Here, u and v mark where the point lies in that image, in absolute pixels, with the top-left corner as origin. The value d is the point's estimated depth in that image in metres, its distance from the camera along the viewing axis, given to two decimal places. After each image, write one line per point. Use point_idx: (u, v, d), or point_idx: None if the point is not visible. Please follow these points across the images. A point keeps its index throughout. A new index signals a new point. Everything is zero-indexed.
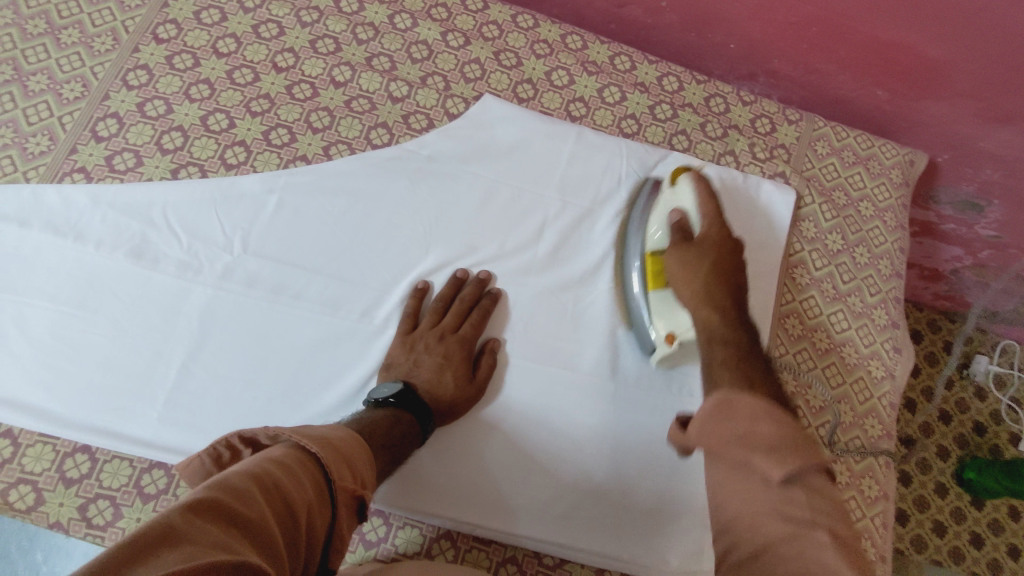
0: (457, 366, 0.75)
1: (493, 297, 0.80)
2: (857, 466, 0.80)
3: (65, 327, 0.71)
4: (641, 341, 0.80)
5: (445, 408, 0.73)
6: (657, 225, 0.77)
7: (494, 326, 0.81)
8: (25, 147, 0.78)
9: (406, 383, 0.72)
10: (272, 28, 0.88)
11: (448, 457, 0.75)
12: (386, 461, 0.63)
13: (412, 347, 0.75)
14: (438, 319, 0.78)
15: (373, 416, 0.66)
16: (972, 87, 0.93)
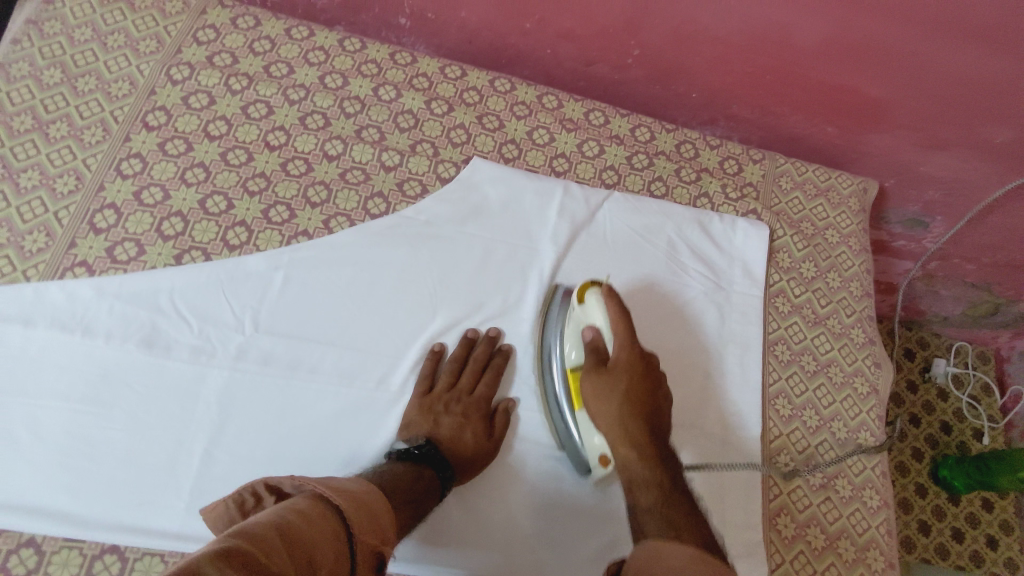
0: (476, 425, 0.78)
1: (504, 355, 0.83)
2: (857, 479, 0.86)
3: (81, 425, 0.71)
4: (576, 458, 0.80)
5: (465, 462, 0.75)
6: (571, 345, 0.78)
7: (504, 385, 0.83)
8: (21, 245, 0.77)
9: (428, 442, 0.74)
10: (261, 108, 0.90)
11: (465, 506, 0.77)
12: (408, 515, 0.64)
13: (430, 408, 0.78)
14: (455, 380, 0.80)
15: (394, 470, 0.68)
16: (910, 119, 1.03)
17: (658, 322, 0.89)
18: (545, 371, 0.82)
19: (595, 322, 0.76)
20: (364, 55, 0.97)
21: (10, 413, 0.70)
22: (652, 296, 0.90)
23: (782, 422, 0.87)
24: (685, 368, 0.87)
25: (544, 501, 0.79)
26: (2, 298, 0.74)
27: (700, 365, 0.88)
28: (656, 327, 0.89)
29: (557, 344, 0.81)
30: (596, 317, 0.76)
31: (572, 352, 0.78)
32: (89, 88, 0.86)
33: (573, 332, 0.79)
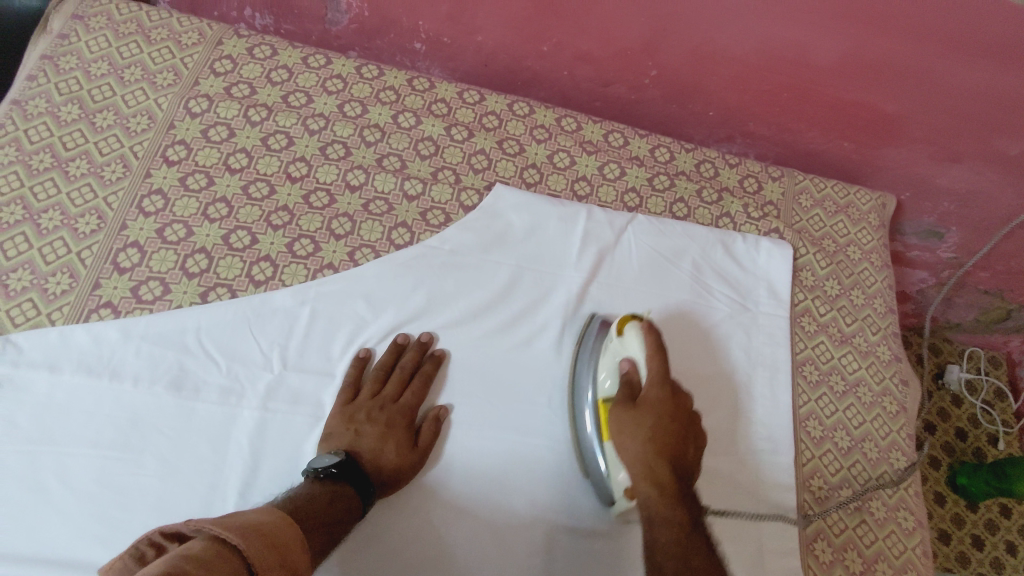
0: (400, 436, 0.75)
1: (436, 363, 0.81)
2: (891, 500, 0.85)
3: (111, 473, 0.69)
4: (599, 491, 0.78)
5: (387, 477, 0.73)
6: (606, 372, 0.77)
7: (434, 391, 0.81)
8: (45, 287, 0.75)
9: (348, 453, 0.71)
10: (281, 139, 0.89)
11: (389, 527, 0.74)
12: (323, 541, 0.62)
13: (352, 417, 0.75)
14: (379, 388, 0.78)
15: (312, 492, 0.66)
16: (925, 134, 1.02)
17: (687, 352, 0.88)
18: (574, 398, 0.81)
19: (630, 355, 0.75)
20: (382, 81, 0.96)
21: (37, 462, 0.68)
22: (679, 326, 0.89)
23: (814, 445, 0.87)
24: (711, 400, 0.86)
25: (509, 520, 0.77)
26: (27, 343, 0.72)
27: (726, 392, 0.87)
28: (682, 355, 0.88)
29: (590, 372, 0.80)
30: (633, 348, 0.75)
31: (606, 381, 0.77)
32: (107, 124, 0.85)
33: (609, 361, 0.78)
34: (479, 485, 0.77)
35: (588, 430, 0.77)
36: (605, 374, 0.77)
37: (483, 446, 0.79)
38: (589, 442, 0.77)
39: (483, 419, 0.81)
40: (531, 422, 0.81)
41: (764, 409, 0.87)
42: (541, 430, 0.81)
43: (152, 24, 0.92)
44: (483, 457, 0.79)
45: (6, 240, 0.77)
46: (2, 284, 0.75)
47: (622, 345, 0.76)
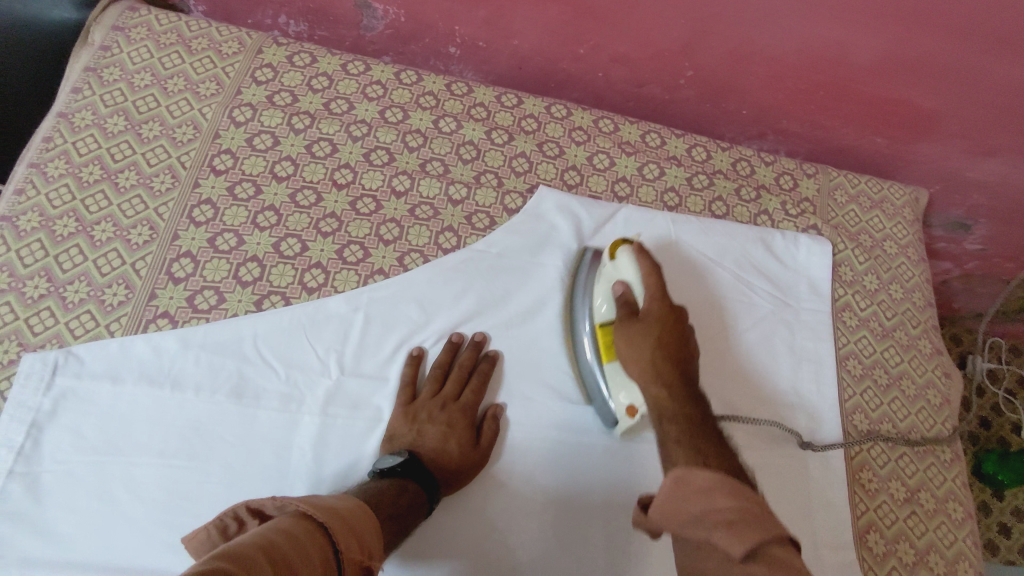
0: (461, 434, 0.76)
1: (490, 361, 0.82)
2: (939, 492, 0.86)
3: (178, 481, 0.70)
4: (603, 415, 0.81)
5: (448, 475, 0.74)
6: (602, 298, 0.80)
7: (492, 391, 0.82)
8: (102, 299, 0.76)
9: (411, 452, 0.72)
10: (325, 147, 0.89)
11: (446, 527, 0.75)
12: (392, 531, 0.62)
13: (415, 417, 0.76)
14: (439, 387, 0.79)
15: (379, 486, 0.67)
16: (959, 129, 1.03)
17: (681, 281, 0.92)
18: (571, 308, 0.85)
19: (625, 278, 0.78)
20: (421, 87, 0.96)
21: (104, 472, 0.69)
22: (677, 260, 0.93)
23: (862, 438, 0.88)
24: (710, 317, 0.90)
25: (561, 520, 0.78)
26: (88, 355, 0.73)
27: (727, 326, 0.90)
28: (679, 287, 0.91)
29: (586, 301, 0.83)
30: (626, 272, 0.78)
31: (602, 304, 0.80)
32: (154, 135, 0.85)
33: (604, 286, 0.81)
34: (529, 486, 0.79)
35: (588, 352, 0.81)
36: (600, 300, 0.81)
37: (537, 446, 0.80)
38: (592, 374, 0.81)
39: (540, 420, 0.81)
40: (586, 423, 0.82)
41: (808, 408, 0.88)
42: (595, 430, 0.82)
43: (192, 34, 0.92)
44: (537, 457, 0.80)
45: (61, 252, 0.77)
46: (60, 296, 0.75)
47: (615, 267, 0.80)
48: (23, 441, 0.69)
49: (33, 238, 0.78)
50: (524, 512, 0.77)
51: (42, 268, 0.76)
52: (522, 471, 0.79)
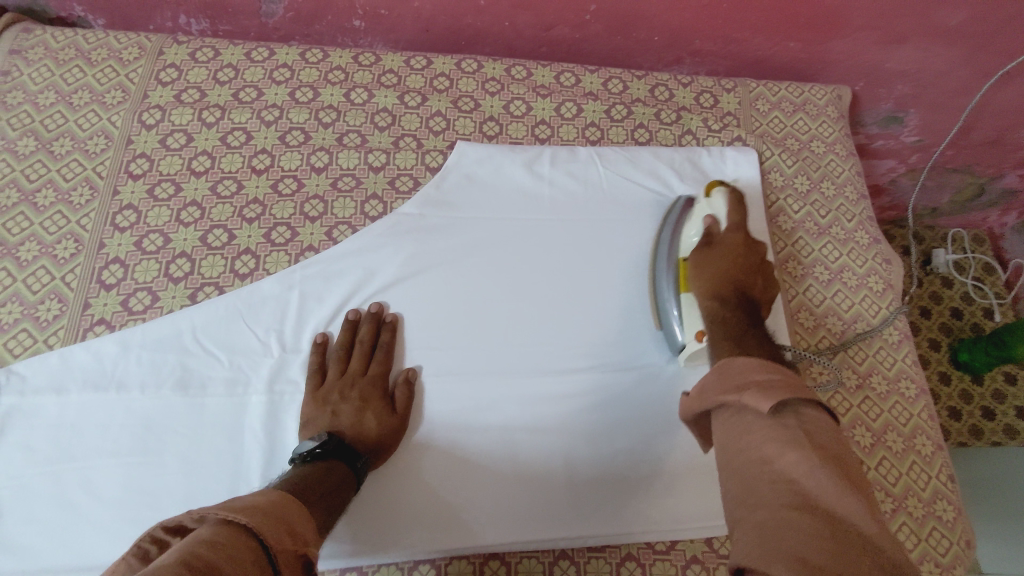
0: (376, 405, 0.77)
1: (389, 327, 0.82)
2: (891, 373, 0.87)
3: (137, 478, 0.71)
4: (671, 343, 0.84)
5: (372, 446, 0.74)
6: (692, 229, 0.85)
7: (397, 357, 0.82)
8: (36, 316, 0.77)
9: (333, 433, 0.73)
10: (239, 135, 0.90)
11: (395, 489, 0.76)
12: (326, 512, 0.63)
13: (325, 400, 0.76)
14: (344, 366, 0.79)
15: (302, 471, 0.66)
16: (868, 20, 1.03)
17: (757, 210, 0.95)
18: (655, 265, 0.88)
19: (716, 212, 0.84)
20: (328, 63, 0.96)
21: (62, 481, 0.70)
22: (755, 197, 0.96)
23: (808, 334, 0.89)
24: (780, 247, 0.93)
25: (511, 461, 0.79)
26: (30, 371, 0.74)
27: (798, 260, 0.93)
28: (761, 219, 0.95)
29: (671, 237, 0.87)
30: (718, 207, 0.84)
31: (691, 237, 0.85)
32: (66, 150, 0.86)
33: (692, 221, 0.86)
34: (475, 433, 0.79)
35: (666, 288, 0.84)
36: (691, 231, 0.85)
37: (483, 392, 0.81)
38: (666, 299, 0.84)
39: (485, 366, 0.83)
40: (531, 364, 0.83)
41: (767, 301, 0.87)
42: (543, 368, 0.83)
43: (90, 46, 0.92)
44: (489, 403, 0.81)
45: None
46: None
47: (709, 203, 0.85)
48: None
49: None
50: (471, 460, 0.78)
51: None
52: (466, 420, 0.80)
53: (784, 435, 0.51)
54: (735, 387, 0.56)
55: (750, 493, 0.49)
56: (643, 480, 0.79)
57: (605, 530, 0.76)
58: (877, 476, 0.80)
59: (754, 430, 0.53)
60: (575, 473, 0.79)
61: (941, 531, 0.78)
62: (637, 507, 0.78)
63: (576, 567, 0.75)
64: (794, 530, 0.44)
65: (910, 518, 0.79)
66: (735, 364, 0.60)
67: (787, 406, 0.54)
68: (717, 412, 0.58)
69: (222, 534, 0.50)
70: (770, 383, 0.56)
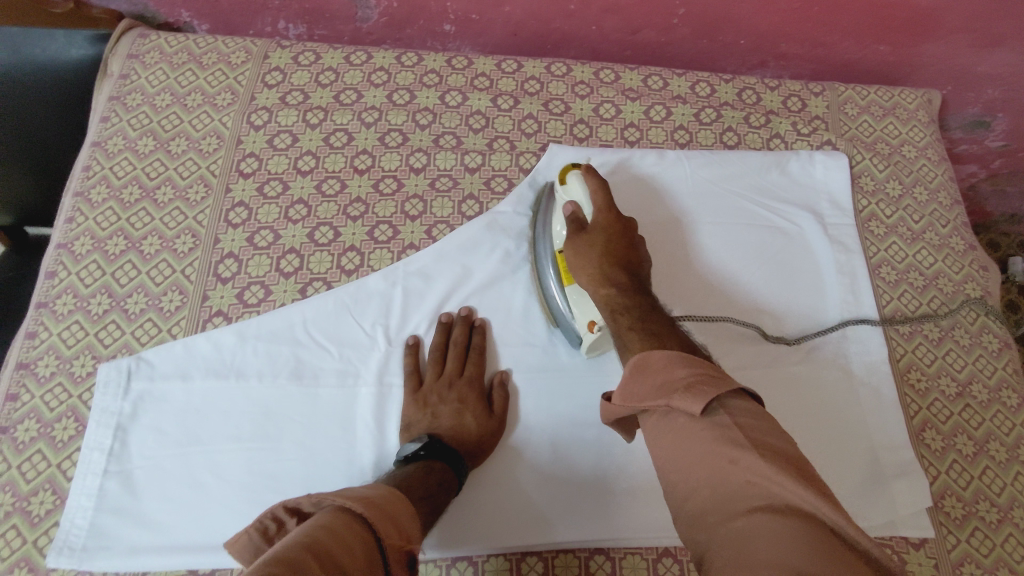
0: (474, 407, 0.79)
1: (480, 332, 0.83)
2: (991, 381, 0.86)
3: (258, 462, 0.74)
4: (568, 334, 0.83)
5: (472, 448, 0.77)
6: (558, 222, 0.83)
7: (491, 359, 0.84)
8: (160, 307, 0.81)
9: (432, 435, 0.75)
10: (342, 137, 0.93)
11: (497, 483, 0.78)
12: (427, 511, 0.66)
13: (426, 401, 0.78)
14: (441, 368, 0.81)
15: (406, 471, 0.69)
16: (963, 22, 1.01)
17: (641, 198, 0.94)
18: (537, 260, 0.86)
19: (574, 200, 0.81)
20: (423, 66, 0.99)
21: (190, 462, 0.74)
22: (636, 180, 0.95)
23: (905, 340, 0.88)
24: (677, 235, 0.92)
25: (611, 457, 0.80)
26: (157, 358, 0.78)
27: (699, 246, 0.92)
28: (645, 204, 0.94)
29: (546, 232, 0.86)
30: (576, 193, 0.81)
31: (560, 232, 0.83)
32: (182, 150, 0.90)
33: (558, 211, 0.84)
34: (574, 431, 0.81)
35: (551, 284, 0.83)
36: (557, 223, 0.83)
37: (583, 390, 0.83)
38: (553, 295, 0.83)
39: (586, 363, 0.84)
40: None
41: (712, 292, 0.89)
42: None
43: (201, 50, 0.97)
44: (590, 402, 0.82)
45: (116, 269, 0.83)
46: (122, 309, 0.81)
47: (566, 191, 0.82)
48: (112, 443, 0.74)
49: (89, 260, 0.83)
50: (570, 456, 0.80)
51: (102, 286, 0.82)
52: (566, 418, 0.82)
53: (710, 440, 0.54)
54: (660, 393, 0.58)
55: (714, 502, 0.51)
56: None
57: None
58: (981, 485, 0.79)
59: (686, 440, 0.55)
60: None
61: None
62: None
63: (680, 564, 0.75)
64: (764, 531, 0.46)
65: (1016, 529, 0.77)
66: (653, 361, 0.62)
67: (715, 398, 0.56)
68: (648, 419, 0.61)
69: (340, 521, 0.54)
70: (691, 382, 0.58)
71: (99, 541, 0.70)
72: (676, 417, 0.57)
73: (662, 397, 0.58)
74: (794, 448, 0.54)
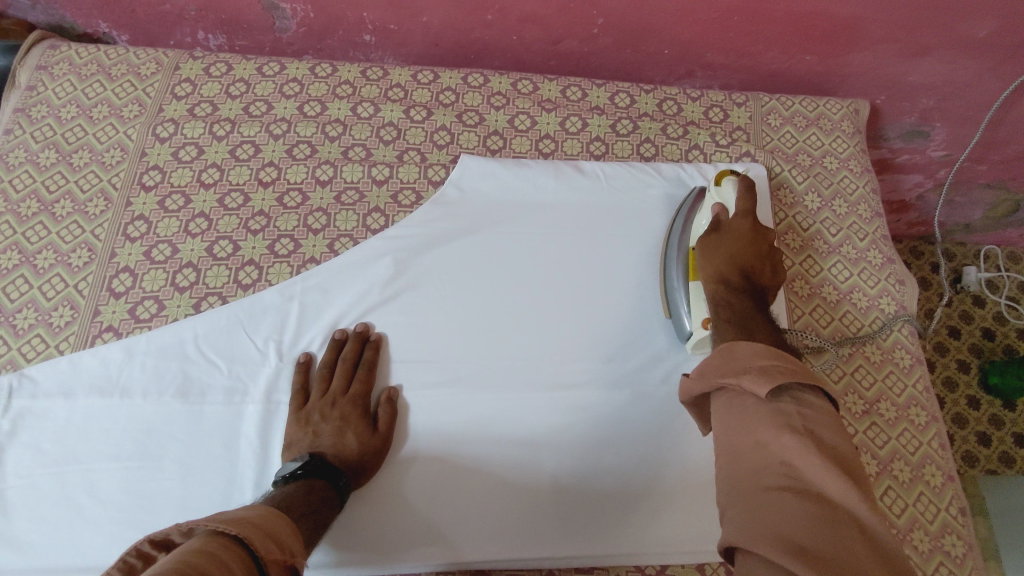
0: (357, 424, 0.77)
1: (374, 347, 0.82)
2: (900, 399, 0.84)
3: (135, 481, 0.73)
4: (677, 330, 0.85)
5: (353, 467, 0.75)
6: (703, 219, 0.87)
7: (383, 375, 0.82)
8: (49, 322, 0.80)
9: (313, 454, 0.73)
10: (248, 149, 0.92)
11: (385, 502, 0.77)
12: (310, 527, 0.64)
13: (308, 420, 0.77)
14: (328, 385, 0.80)
15: (285, 490, 0.68)
16: (886, 32, 1.00)
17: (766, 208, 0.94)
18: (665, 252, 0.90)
19: (724, 201, 0.86)
20: (337, 77, 0.98)
21: (65, 481, 0.73)
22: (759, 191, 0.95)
23: (814, 356, 0.86)
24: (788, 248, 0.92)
25: (504, 477, 0.79)
26: (41, 375, 0.77)
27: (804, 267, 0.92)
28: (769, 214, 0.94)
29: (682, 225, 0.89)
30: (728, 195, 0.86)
31: (701, 225, 0.86)
32: (84, 162, 0.90)
33: (705, 209, 0.88)
34: (467, 449, 0.80)
35: (674, 275, 0.86)
36: (702, 219, 0.87)
37: (482, 408, 0.81)
38: (674, 285, 0.86)
39: (481, 380, 0.83)
40: (532, 379, 0.83)
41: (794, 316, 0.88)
42: (539, 383, 0.83)
43: (111, 61, 0.96)
44: (482, 420, 0.81)
45: (8, 285, 0.82)
46: (10, 325, 0.80)
47: (719, 192, 0.87)
48: None
49: None
50: (461, 475, 0.78)
51: None
52: (460, 436, 0.80)
53: (777, 421, 0.55)
54: (734, 374, 0.59)
55: (754, 477, 0.53)
56: (642, 498, 0.79)
57: (596, 548, 0.76)
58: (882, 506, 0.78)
59: (746, 419, 0.57)
60: (564, 488, 0.79)
61: (949, 568, 0.75)
62: (628, 527, 0.77)
63: None
64: (797, 514, 0.48)
65: (915, 552, 0.76)
66: (739, 349, 0.63)
67: (793, 388, 0.58)
68: (716, 398, 0.61)
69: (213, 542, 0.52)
70: (767, 369, 0.58)
71: None
72: (740, 397, 0.58)
73: (732, 374, 0.60)
74: (852, 456, 0.54)
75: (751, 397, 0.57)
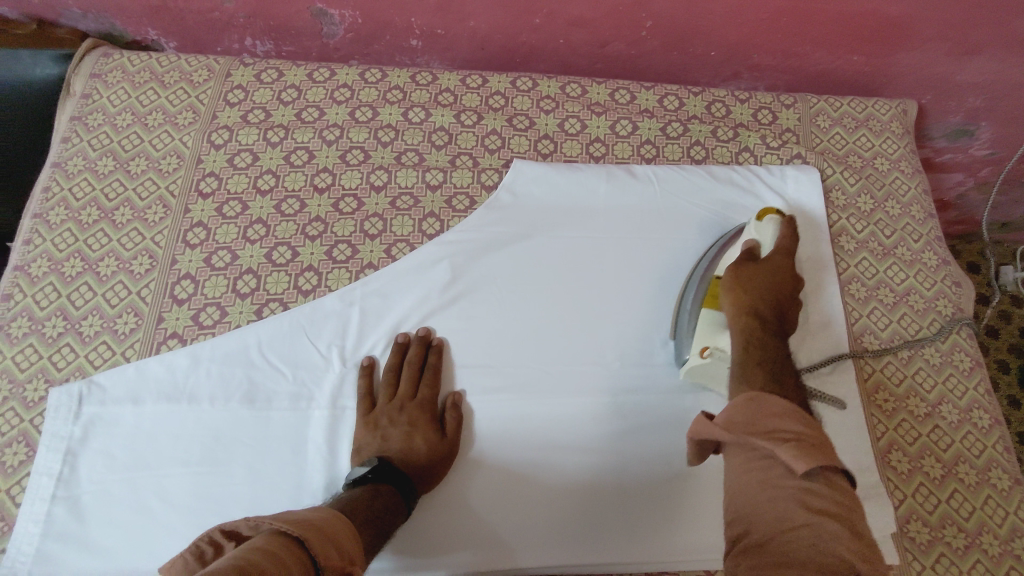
0: (424, 429, 0.78)
1: (437, 352, 0.83)
2: (962, 402, 0.84)
3: (205, 486, 0.74)
4: (677, 352, 0.83)
5: (421, 471, 0.75)
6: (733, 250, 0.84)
7: (446, 380, 0.83)
8: (115, 329, 0.81)
9: (382, 458, 0.74)
10: (303, 155, 0.92)
11: (450, 508, 0.77)
12: (372, 533, 0.64)
13: (376, 424, 0.77)
14: (394, 390, 0.80)
15: (353, 494, 0.68)
16: (937, 31, 0.99)
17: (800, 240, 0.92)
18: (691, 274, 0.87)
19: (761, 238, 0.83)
20: (387, 82, 0.98)
21: (137, 486, 0.73)
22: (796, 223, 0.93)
23: (874, 359, 0.86)
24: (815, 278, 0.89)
25: (567, 481, 0.79)
26: (109, 381, 0.78)
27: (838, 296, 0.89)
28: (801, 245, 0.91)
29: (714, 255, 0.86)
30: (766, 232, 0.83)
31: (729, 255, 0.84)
32: (142, 170, 0.90)
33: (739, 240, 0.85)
34: (530, 454, 0.80)
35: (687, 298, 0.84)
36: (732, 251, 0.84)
37: (542, 412, 0.82)
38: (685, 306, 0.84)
39: (542, 385, 0.83)
40: (594, 383, 0.83)
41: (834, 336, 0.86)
42: (600, 388, 0.83)
43: (164, 69, 0.97)
44: (544, 424, 0.81)
45: (72, 292, 0.83)
46: (77, 331, 0.80)
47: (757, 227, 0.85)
48: (61, 468, 0.74)
49: (46, 282, 0.83)
50: (524, 480, 0.79)
51: (57, 308, 0.82)
52: (522, 440, 0.80)
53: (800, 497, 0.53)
54: (762, 435, 0.58)
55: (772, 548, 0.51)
56: (704, 504, 0.78)
57: (659, 555, 0.76)
58: (949, 510, 0.77)
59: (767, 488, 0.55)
60: (627, 494, 0.79)
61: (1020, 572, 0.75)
62: (691, 533, 0.77)
63: None
64: None
65: (985, 557, 0.75)
66: (767, 404, 0.62)
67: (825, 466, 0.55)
68: (735, 458, 0.60)
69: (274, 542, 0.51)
70: (797, 440, 0.57)
71: (44, 567, 0.70)
72: (763, 462, 0.57)
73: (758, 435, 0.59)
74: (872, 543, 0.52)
75: (776, 469, 0.56)
